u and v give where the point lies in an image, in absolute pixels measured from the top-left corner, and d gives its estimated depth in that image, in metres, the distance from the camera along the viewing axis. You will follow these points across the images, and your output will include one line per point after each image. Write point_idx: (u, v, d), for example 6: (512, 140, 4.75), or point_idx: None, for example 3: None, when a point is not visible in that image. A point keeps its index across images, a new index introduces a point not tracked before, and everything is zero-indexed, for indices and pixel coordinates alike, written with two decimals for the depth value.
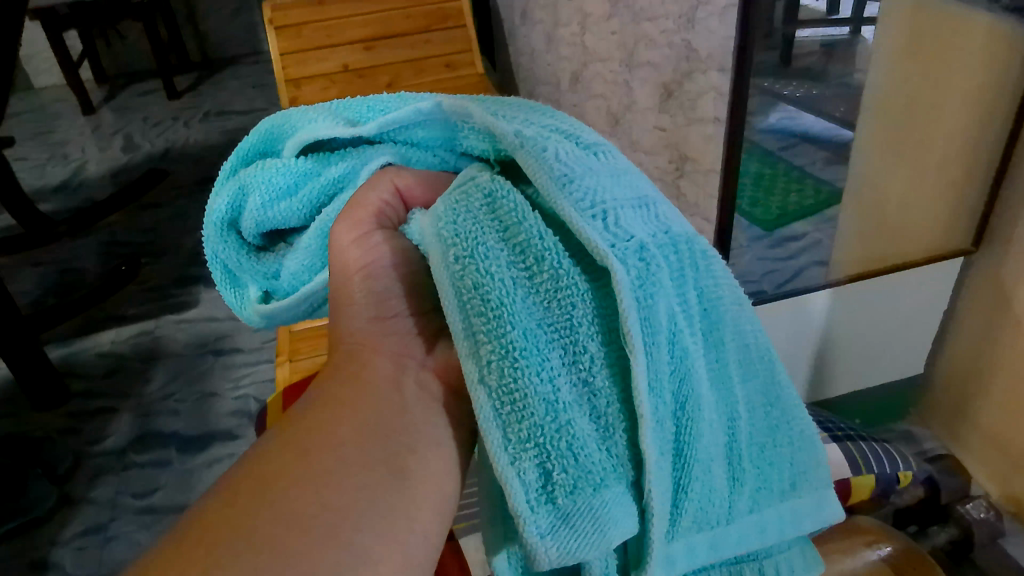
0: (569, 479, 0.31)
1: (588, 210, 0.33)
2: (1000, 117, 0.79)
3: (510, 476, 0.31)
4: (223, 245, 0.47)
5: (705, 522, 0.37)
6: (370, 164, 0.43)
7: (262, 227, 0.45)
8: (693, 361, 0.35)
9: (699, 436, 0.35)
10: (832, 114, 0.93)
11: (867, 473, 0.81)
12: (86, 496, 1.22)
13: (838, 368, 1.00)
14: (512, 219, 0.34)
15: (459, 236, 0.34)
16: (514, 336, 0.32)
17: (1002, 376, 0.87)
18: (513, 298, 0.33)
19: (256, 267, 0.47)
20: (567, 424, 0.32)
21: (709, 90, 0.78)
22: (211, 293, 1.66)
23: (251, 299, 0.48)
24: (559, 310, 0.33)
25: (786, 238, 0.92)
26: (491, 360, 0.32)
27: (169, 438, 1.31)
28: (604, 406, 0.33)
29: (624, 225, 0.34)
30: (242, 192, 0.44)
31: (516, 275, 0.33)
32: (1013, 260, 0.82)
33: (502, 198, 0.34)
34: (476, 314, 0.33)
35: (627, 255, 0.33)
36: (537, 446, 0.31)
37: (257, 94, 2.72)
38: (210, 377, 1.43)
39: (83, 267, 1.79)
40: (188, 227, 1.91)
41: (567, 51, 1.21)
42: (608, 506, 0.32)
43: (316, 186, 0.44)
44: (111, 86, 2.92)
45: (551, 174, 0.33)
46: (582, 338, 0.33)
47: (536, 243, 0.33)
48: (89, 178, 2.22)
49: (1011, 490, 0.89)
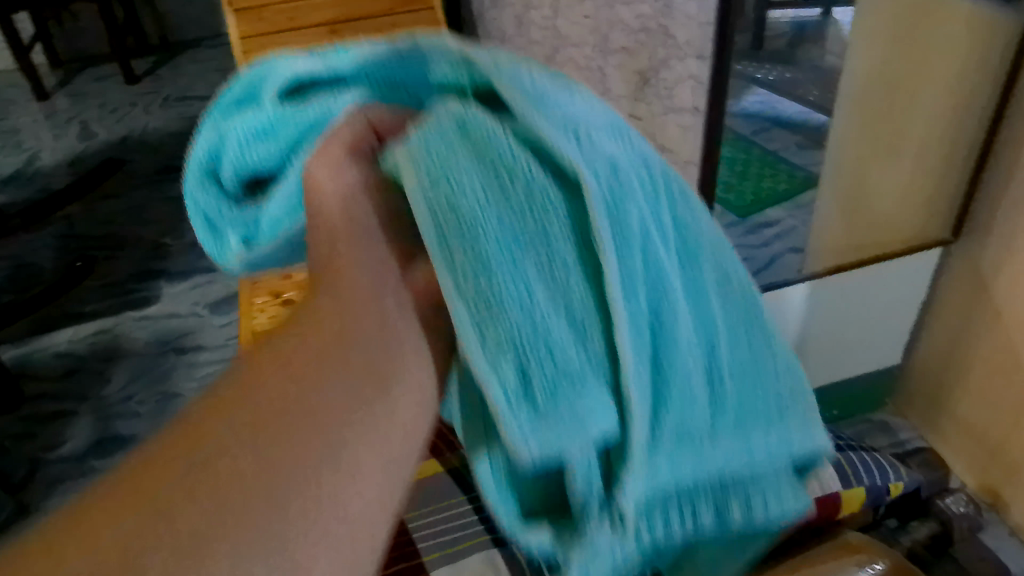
0: (548, 377, 0.29)
1: (557, 119, 0.30)
2: (979, 102, 0.78)
3: (480, 374, 0.28)
4: (202, 191, 0.38)
5: (690, 439, 0.34)
6: (341, 111, 0.34)
7: (239, 172, 0.36)
8: (668, 272, 0.32)
9: (682, 349, 0.32)
10: (807, 97, 0.91)
11: (858, 483, 0.79)
12: (43, 505, 1.17)
13: (816, 362, 0.98)
14: (481, 128, 0.29)
15: (424, 149, 0.30)
16: (486, 240, 0.29)
17: (981, 363, 0.87)
18: (483, 203, 0.29)
19: (237, 217, 0.38)
20: (546, 326, 0.29)
21: (687, 78, 0.75)
22: (173, 288, 1.60)
23: (231, 248, 0.38)
24: (533, 219, 0.29)
25: (760, 225, 0.88)
26: (464, 265, 0.29)
27: (131, 442, 1.26)
28: (585, 313, 0.30)
29: (598, 139, 0.30)
30: (218, 134, 0.36)
31: (487, 184, 0.29)
32: (993, 248, 0.81)
33: (470, 113, 0.30)
34: (445, 220, 0.29)
35: (599, 163, 0.29)
36: (515, 346, 0.28)
37: (219, 78, 2.62)
38: (173, 375, 1.38)
39: (37, 263, 1.72)
40: (147, 219, 1.84)
41: (538, 35, 1.17)
42: (589, 399, 0.30)
43: (292, 127, 0.35)
44: (65, 70, 2.80)
45: (520, 83, 0.30)
46: (558, 245, 0.29)
47: (505, 150, 0.29)
48: (43, 168, 2.13)
49: (989, 481, 0.90)
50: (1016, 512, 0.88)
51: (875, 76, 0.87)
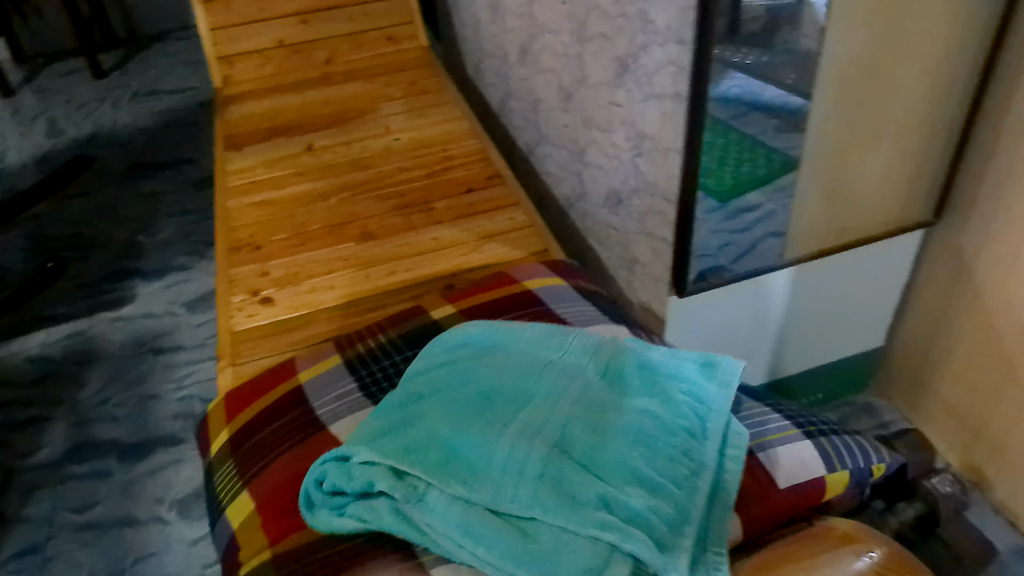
0: (503, 469, 0.55)
1: (479, 396, 0.62)
2: (959, 86, 0.83)
3: (472, 493, 0.54)
4: (314, 494, 0.61)
5: (601, 508, 0.52)
6: (381, 487, 0.56)
7: (325, 501, 0.60)
8: (559, 450, 0.56)
9: (577, 447, 0.56)
10: (783, 82, 0.82)
11: (841, 466, 0.65)
12: (20, 514, 1.15)
13: (799, 347, 0.99)
14: (436, 446, 0.58)
15: (412, 474, 0.57)
16: (461, 469, 0.56)
17: (962, 345, 0.94)
18: (450, 462, 0.57)
19: (329, 503, 0.60)
20: (501, 485, 0.54)
21: (668, 64, 0.73)
22: (148, 288, 1.57)
23: (321, 518, 0.59)
24: (479, 462, 0.56)
25: (741, 209, 0.84)
26: (451, 484, 0.55)
27: (108, 446, 1.24)
28: (519, 466, 0.55)
29: (499, 391, 0.62)
30: (316, 478, 0.61)
31: (449, 466, 0.57)
32: (974, 228, 0.88)
33: (427, 457, 0.57)
34: (437, 472, 0.56)
35: (498, 406, 0.61)
36: (485, 469, 0.56)
37: (189, 71, 2.56)
38: (151, 377, 1.36)
39: (7, 266, 1.67)
40: (119, 217, 1.80)
41: (514, 22, 1.15)
42: (530, 502, 0.53)
43: (348, 485, 0.58)
44: (31, 66, 2.72)
45: (449, 399, 0.63)
46: (496, 458, 0.56)
47: (450, 448, 0.58)
48: (10, 167, 2.08)
49: (971, 459, 0.97)
50: (999, 489, 0.94)
51: (853, 57, 0.82)
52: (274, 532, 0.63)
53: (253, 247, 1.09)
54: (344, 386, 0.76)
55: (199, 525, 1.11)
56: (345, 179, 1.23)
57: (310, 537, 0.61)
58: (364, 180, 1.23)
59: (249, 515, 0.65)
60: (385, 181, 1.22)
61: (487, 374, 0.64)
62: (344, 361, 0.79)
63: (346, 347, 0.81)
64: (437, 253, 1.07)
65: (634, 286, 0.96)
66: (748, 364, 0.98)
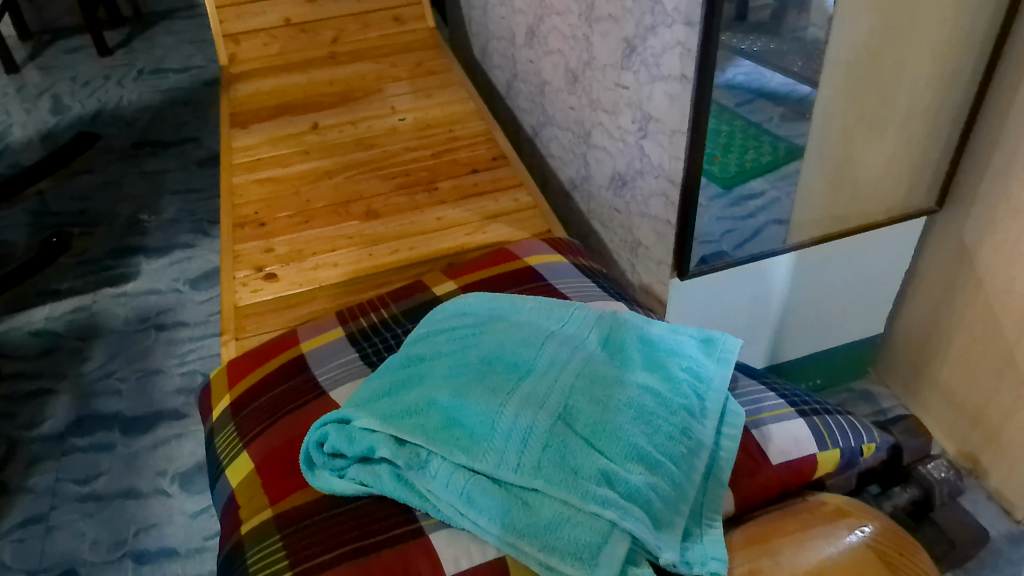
0: (507, 434, 0.55)
1: (483, 364, 0.62)
2: (967, 72, 0.83)
3: (476, 458, 0.55)
4: (314, 454, 0.62)
5: (601, 480, 0.53)
6: (385, 453, 0.57)
7: (327, 461, 0.61)
8: (560, 420, 0.56)
9: (577, 417, 0.56)
10: (788, 69, 0.85)
11: (833, 446, 0.65)
12: (23, 485, 1.16)
13: (799, 332, 1.00)
14: (443, 412, 0.58)
15: (420, 444, 0.57)
16: (465, 437, 0.56)
17: (961, 334, 0.94)
18: (456, 430, 0.57)
19: (328, 463, 0.61)
20: (505, 453, 0.54)
21: (675, 45, 0.73)
22: (152, 265, 1.57)
23: (324, 477, 0.61)
24: (483, 428, 0.56)
25: (744, 196, 0.85)
26: (457, 451, 0.55)
27: (111, 419, 1.25)
28: (523, 433, 0.55)
29: (503, 361, 0.62)
30: (319, 439, 0.62)
31: (454, 432, 0.57)
32: (976, 217, 0.88)
33: (434, 424, 0.57)
34: (442, 440, 0.56)
35: (501, 374, 0.60)
36: (490, 432, 0.56)
37: (194, 50, 2.54)
38: (154, 352, 1.37)
39: (11, 240, 1.68)
40: (123, 194, 1.80)
41: (522, 4, 1.15)
42: (531, 469, 0.54)
43: (352, 449, 0.59)
44: (36, 42, 2.71)
45: (454, 366, 0.62)
46: (500, 426, 0.56)
47: (456, 415, 0.57)
48: (15, 143, 2.08)
49: (968, 449, 0.98)
50: (994, 477, 0.95)
51: (862, 46, 0.81)
52: (274, 492, 0.64)
53: (258, 224, 1.09)
54: (346, 357, 0.76)
55: (199, 498, 1.12)
56: (350, 158, 1.23)
57: (310, 498, 0.62)
58: (367, 159, 1.23)
59: (248, 476, 0.66)
60: (390, 160, 1.22)
61: (489, 342, 0.64)
62: (346, 335, 0.80)
63: (349, 321, 0.82)
64: (440, 232, 1.07)
65: (636, 268, 0.96)
66: (748, 348, 0.98)
